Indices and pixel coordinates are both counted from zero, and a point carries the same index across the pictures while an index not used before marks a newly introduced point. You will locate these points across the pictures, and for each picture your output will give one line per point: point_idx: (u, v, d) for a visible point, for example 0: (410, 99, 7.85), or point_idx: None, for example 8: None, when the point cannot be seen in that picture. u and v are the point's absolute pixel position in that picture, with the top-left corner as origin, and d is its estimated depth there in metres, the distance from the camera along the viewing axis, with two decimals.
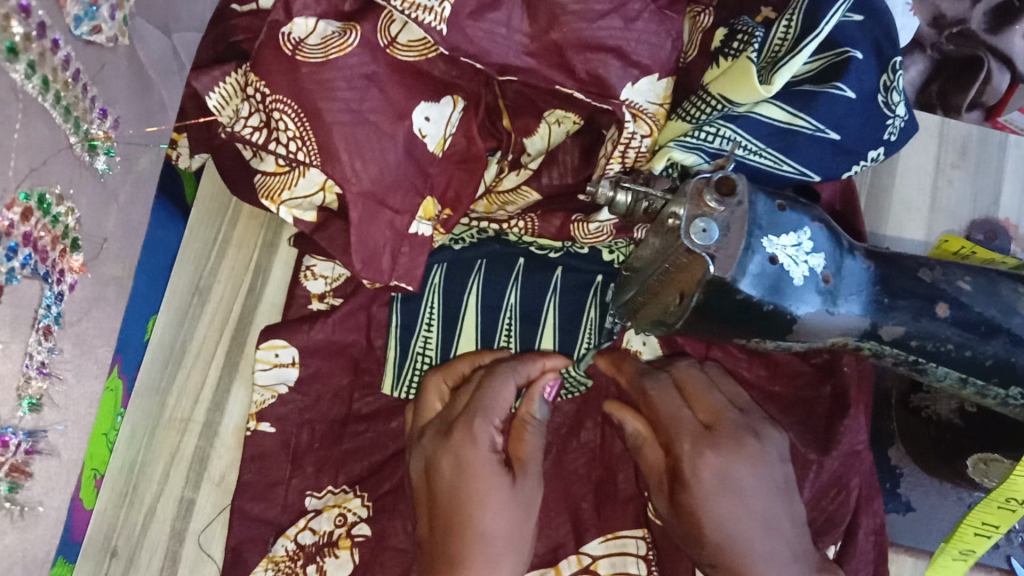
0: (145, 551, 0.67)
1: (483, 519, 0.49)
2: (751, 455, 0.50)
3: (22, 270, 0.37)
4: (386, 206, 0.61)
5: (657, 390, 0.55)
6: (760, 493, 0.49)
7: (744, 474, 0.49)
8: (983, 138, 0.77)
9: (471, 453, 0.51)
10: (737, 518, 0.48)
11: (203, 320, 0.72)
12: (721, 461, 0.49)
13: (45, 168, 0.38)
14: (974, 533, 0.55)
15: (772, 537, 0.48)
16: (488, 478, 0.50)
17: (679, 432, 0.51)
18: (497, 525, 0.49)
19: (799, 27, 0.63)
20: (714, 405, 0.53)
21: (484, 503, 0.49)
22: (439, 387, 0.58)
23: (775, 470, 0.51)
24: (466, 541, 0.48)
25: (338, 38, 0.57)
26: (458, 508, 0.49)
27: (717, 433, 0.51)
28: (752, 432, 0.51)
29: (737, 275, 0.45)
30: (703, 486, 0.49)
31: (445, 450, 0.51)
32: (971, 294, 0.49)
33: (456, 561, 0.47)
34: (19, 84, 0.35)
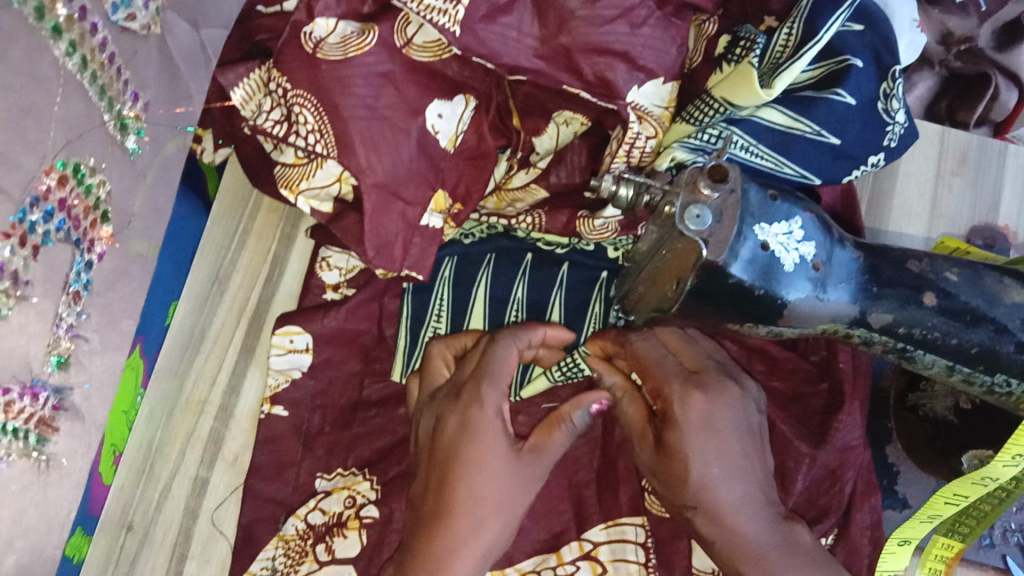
0: (160, 528, 0.69)
1: (476, 482, 0.53)
2: (731, 398, 0.55)
3: (56, 234, 0.40)
4: (398, 198, 0.64)
5: (646, 346, 0.58)
6: (738, 436, 0.54)
7: (725, 417, 0.54)
8: (983, 147, 0.79)
9: (478, 417, 0.54)
10: (718, 459, 0.53)
11: (221, 307, 0.75)
12: (707, 404, 0.54)
13: (80, 141, 0.41)
14: (945, 500, 0.60)
15: (744, 480, 0.53)
16: (488, 443, 0.54)
17: (667, 373, 0.56)
18: (489, 490, 0.54)
19: (800, 35, 0.65)
20: (695, 356, 0.58)
21: (478, 467, 0.54)
22: (443, 354, 0.62)
23: (750, 413, 0.56)
24: (455, 493, 0.53)
25: (357, 38, 0.60)
26: (452, 464, 0.54)
27: (700, 377, 0.56)
28: (731, 378, 0.56)
29: (728, 259, 0.47)
30: (691, 426, 0.53)
31: (453, 412, 0.55)
32: (958, 284, 0.52)
33: (440, 514, 0.53)
34: (60, 61, 0.38)
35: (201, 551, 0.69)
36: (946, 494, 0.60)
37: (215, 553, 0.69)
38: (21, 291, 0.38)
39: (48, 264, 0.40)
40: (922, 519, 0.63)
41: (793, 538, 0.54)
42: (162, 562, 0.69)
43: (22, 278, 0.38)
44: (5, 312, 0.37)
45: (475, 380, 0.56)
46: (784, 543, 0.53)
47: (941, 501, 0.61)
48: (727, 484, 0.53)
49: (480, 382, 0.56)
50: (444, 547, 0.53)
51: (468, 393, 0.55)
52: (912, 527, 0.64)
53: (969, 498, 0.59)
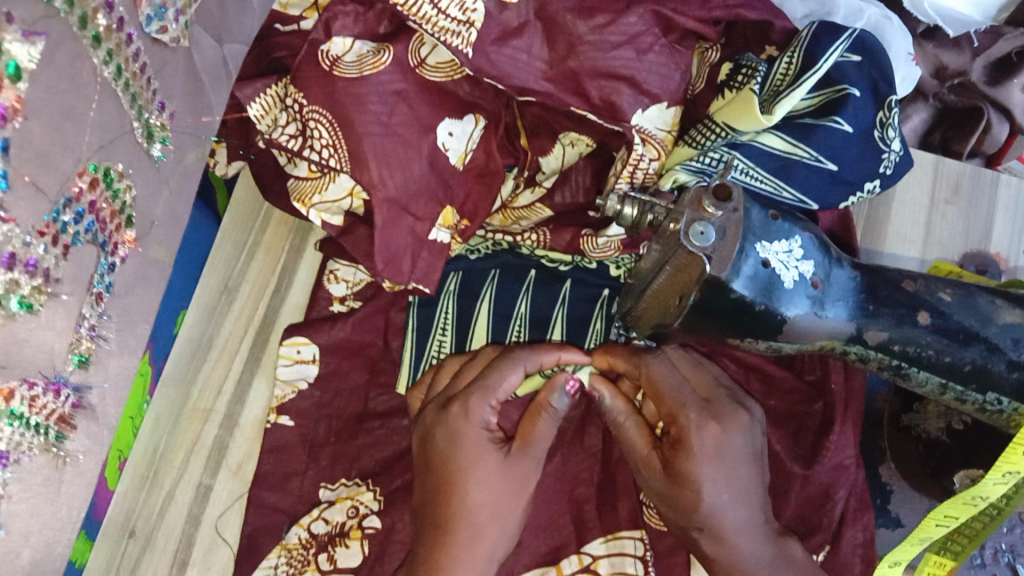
0: (162, 533, 0.69)
1: (473, 494, 0.55)
2: (743, 426, 0.56)
3: (85, 235, 0.41)
4: (408, 212, 0.65)
5: (658, 367, 0.58)
6: (746, 462, 0.56)
7: (737, 444, 0.55)
8: (976, 176, 0.81)
9: (462, 428, 0.56)
10: (727, 485, 0.54)
11: (229, 318, 0.76)
12: (721, 434, 0.55)
13: (111, 146, 0.42)
14: (936, 523, 0.57)
15: (746, 506, 0.55)
16: (480, 455, 0.56)
17: (682, 403, 0.56)
18: (483, 498, 0.55)
19: (799, 64, 0.68)
20: (707, 383, 0.59)
21: (474, 478, 0.55)
22: (451, 367, 0.64)
23: (757, 438, 0.57)
24: (452, 507, 0.55)
25: (372, 56, 0.62)
26: (450, 476, 0.56)
27: (714, 406, 0.56)
28: (741, 405, 0.57)
29: (731, 275, 0.48)
30: (705, 456, 0.54)
31: (440, 425, 0.57)
32: (952, 304, 0.53)
33: (441, 525, 0.55)
34: (98, 68, 0.40)
35: (202, 558, 0.69)
36: (937, 516, 0.57)
37: (217, 560, 0.69)
38: (51, 288, 0.39)
39: (77, 263, 0.41)
40: (913, 543, 0.59)
41: (789, 555, 0.56)
42: (163, 568, 0.69)
43: (52, 276, 0.39)
44: (36, 307, 0.38)
45: (465, 394, 0.58)
46: (781, 557, 0.55)
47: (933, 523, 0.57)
48: (734, 508, 0.54)
49: (467, 394, 0.57)
50: (448, 556, 0.54)
51: (458, 405, 0.57)
52: (904, 550, 0.60)
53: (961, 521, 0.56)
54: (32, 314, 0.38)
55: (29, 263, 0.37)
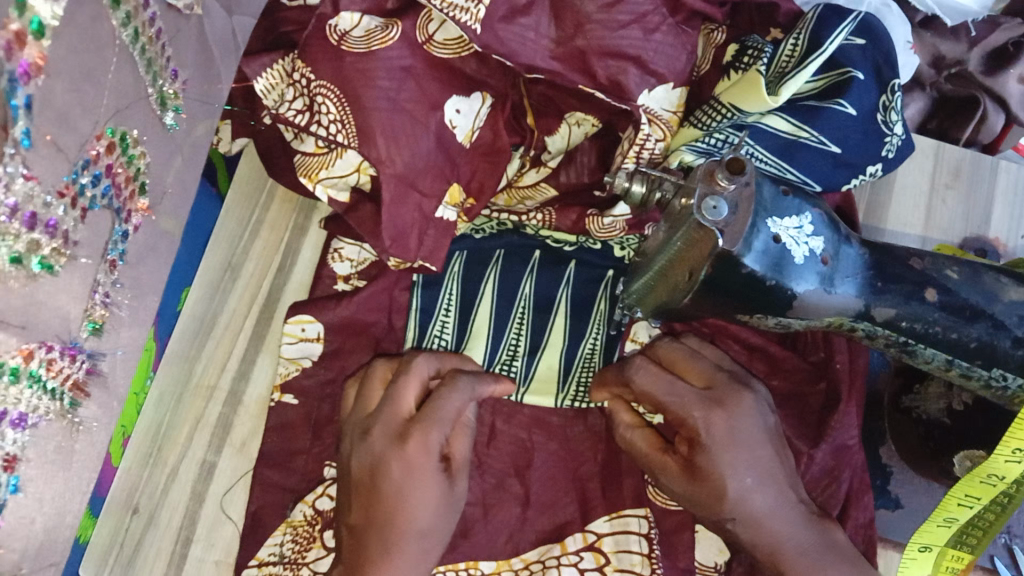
0: (166, 510, 0.69)
1: (415, 516, 0.55)
2: (749, 407, 0.57)
3: (101, 199, 0.41)
4: (415, 189, 0.65)
5: (643, 380, 0.59)
6: (762, 443, 0.56)
7: (748, 426, 0.56)
8: (976, 162, 0.82)
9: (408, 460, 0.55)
10: (749, 468, 0.55)
11: (233, 295, 0.76)
12: (727, 419, 0.56)
13: (127, 112, 0.42)
14: (958, 503, 0.58)
15: (770, 489, 0.55)
16: (430, 484, 0.55)
17: (683, 404, 0.57)
18: (427, 523, 0.55)
19: (805, 45, 0.68)
20: (704, 371, 0.60)
21: (415, 503, 0.55)
22: (381, 373, 0.62)
23: (766, 418, 0.58)
24: (401, 537, 0.54)
25: (381, 32, 0.62)
26: (399, 505, 0.54)
27: (715, 393, 0.57)
28: (742, 386, 0.58)
29: (743, 249, 0.49)
30: (717, 445, 0.55)
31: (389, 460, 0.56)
32: (958, 281, 0.54)
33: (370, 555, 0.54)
34: (116, 30, 0.39)
35: (206, 535, 0.68)
36: (958, 496, 0.57)
37: (221, 537, 0.68)
38: (70, 250, 0.39)
39: (93, 227, 0.41)
40: (939, 524, 0.59)
41: (822, 538, 0.55)
42: (167, 545, 0.68)
43: (71, 238, 0.39)
44: (56, 268, 0.38)
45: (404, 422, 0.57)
46: (821, 541, 0.55)
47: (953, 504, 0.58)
48: (760, 490, 0.55)
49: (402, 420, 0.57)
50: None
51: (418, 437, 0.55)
52: (931, 534, 0.60)
53: (983, 502, 0.56)
54: (51, 275, 0.38)
55: (49, 224, 0.37)
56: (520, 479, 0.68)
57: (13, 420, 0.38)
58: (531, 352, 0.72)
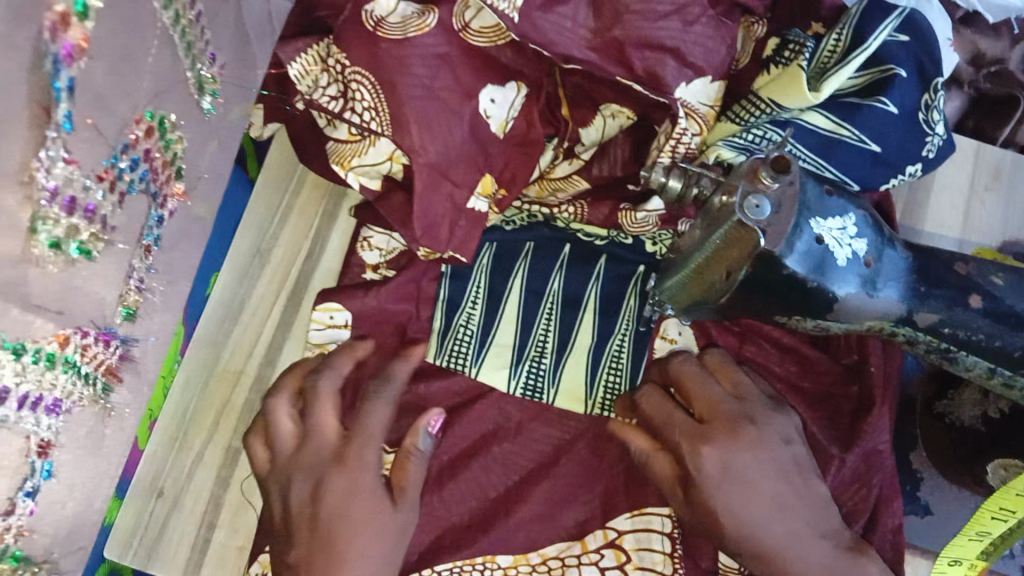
0: (191, 493, 0.69)
1: (359, 541, 0.55)
2: (752, 439, 0.57)
3: (139, 184, 0.41)
4: (447, 179, 0.65)
5: (649, 401, 0.62)
6: (768, 475, 0.56)
7: (745, 462, 0.56)
8: (1017, 164, 0.80)
9: (360, 477, 0.57)
10: (751, 504, 0.55)
11: (261, 281, 0.75)
12: (721, 453, 0.56)
13: (166, 95, 0.42)
14: (991, 516, 0.57)
15: (786, 517, 0.55)
16: (371, 497, 0.57)
17: (675, 436, 0.58)
18: (372, 552, 0.55)
19: (848, 41, 0.67)
20: (708, 399, 0.60)
21: (359, 528, 0.55)
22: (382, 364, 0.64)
23: (774, 449, 0.58)
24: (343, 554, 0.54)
25: (417, 18, 0.61)
26: (340, 529, 0.55)
27: (708, 427, 0.58)
28: (745, 417, 0.58)
29: (785, 250, 0.48)
30: (714, 481, 0.56)
31: (338, 476, 0.57)
32: (1003, 288, 0.52)
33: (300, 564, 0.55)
34: (157, 12, 0.39)
35: (231, 520, 0.69)
36: (991, 508, 0.57)
37: (244, 523, 0.69)
38: (107, 235, 0.39)
39: (130, 212, 0.40)
40: (970, 538, 0.59)
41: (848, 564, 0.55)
42: (191, 528, 0.68)
43: (109, 223, 0.38)
44: (94, 254, 0.38)
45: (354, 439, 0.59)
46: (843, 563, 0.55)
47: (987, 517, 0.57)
48: (768, 524, 0.55)
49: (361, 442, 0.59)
50: None
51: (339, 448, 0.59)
52: (963, 547, 0.59)
53: (1017, 514, 0.56)
54: (89, 261, 0.38)
55: (87, 209, 0.36)
56: (545, 474, 0.68)
57: (49, 406, 0.38)
58: (558, 351, 0.71)
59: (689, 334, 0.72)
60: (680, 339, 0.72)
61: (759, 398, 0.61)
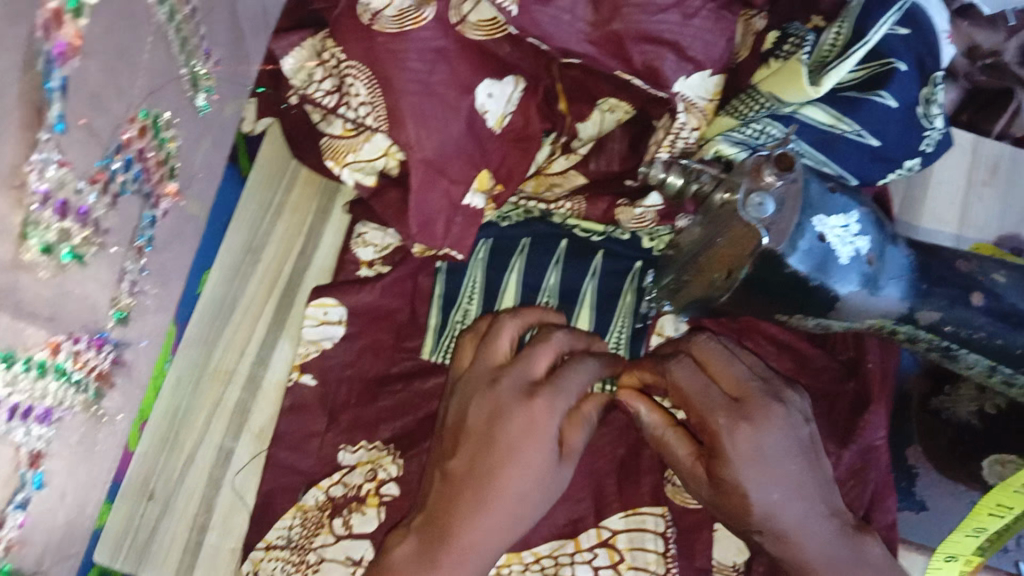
0: (182, 495, 0.68)
1: (517, 480, 0.51)
2: (777, 421, 0.54)
3: (131, 184, 0.40)
4: (443, 175, 0.64)
5: (685, 376, 0.56)
6: (793, 457, 0.54)
7: (775, 442, 0.53)
8: (1014, 159, 0.80)
9: (543, 421, 0.52)
10: (774, 484, 0.53)
11: (252, 279, 0.74)
12: (753, 433, 0.53)
13: (160, 92, 0.40)
14: (988, 513, 0.58)
15: (802, 500, 0.54)
16: (543, 445, 0.52)
17: (712, 413, 0.54)
18: (529, 489, 0.52)
19: (849, 35, 0.66)
20: (735, 377, 0.56)
21: (521, 466, 0.51)
22: (512, 332, 0.57)
23: (801, 430, 0.56)
24: (493, 496, 0.51)
25: (414, 12, 0.59)
26: (501, 467, 0.51)
27: (744, 403, 0.54)
28: (776, 398, 0.55)
29: (788, 249, 0.47)
30: (743, 460, 0.53)
31: (500, 401, 0.53)
32: (1006, 286, 0.52)
33: (444, 533, 0.51)
34: (152, 9, 0.38)
35: (223, 521, 0.68)
36: (989, 505, 0.58)
37: (237, 523, 0.68)
38: (100, 238, 0.38)
39: (123, 214, 0.39)
40: (967, 534, 0.60)
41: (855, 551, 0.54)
42: (183, 531, 0.67)
43: (101, 225, 0.37)
44: (85, 258, 0.37)
45: (550, 387, 0.53)
46: (854, 556, 0.54)
47: (984, 513, 0.58)
48: (789, 505, 0.53)
49: (554, 390, 0.53)
50: (462, 530, 0.50)
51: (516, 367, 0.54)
52: (958, 543, 0.61)
53: (1015, 511, 0.56)
54: (81, 266, 0.37)
55: (80, 212, 0.35)
56: None
57: (40, 414, 0.37)
58: None
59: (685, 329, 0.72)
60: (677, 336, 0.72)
61: (778, 379, 0.58)
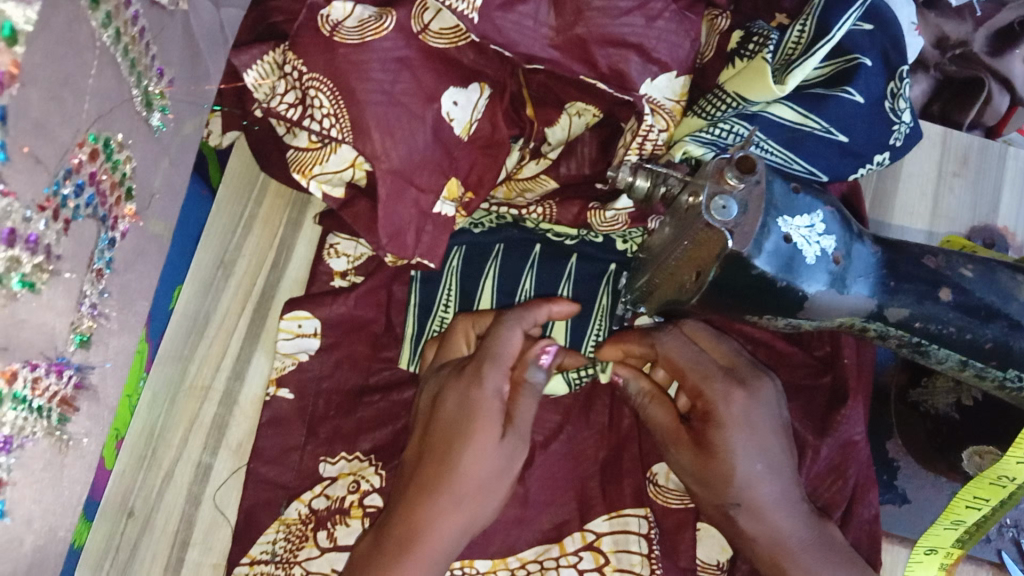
0: (162, 513, 0.67)
1: (466, 459, 0.52)
2: (767, 394, 0.56)
3: (85, 209, 0.39)
4: (412, 184, 0.63)
5: (669, 341, 0.59)
6: (776, 432, 0.56)
7: (762, 413, 0.55)
8: (984, 149, 0.80)
9: (478, 396, 0.53)
10: (760, 455, 0.54)
11: (226, 293, 0.74)
12: (747, 401, 0.55)
13: (110, 115, 0.40)
14: (966, 505, 0.59)
15: (778, 475, 0.55)
16: (487, 421, 0.53)
17: (706, 378, 0.56)
18: (478, 469, 0.52)
19: (812, 32, 0.66)
20: (730, 351, 0.58)
21: (467, 439, 0.52)
22: (466, 329, 0.62)
23: (783, 407, 0.57)
24: (443, 474, 0.52)
25: (375, 22, 0.59)
26: (451, 442, 0.53)
27: (737, 372, 0.57)
28: (765, 372, 0.58)
29: (753, 251, 0.47)
30: (733, 424, 0.54)
31: (454, 390, 0.54)
32: (974, 281, 0.52)
33: (424, 485, 0.52)
34: (96, 32, 0.37)
35: (203, 538, 0.67)
36: (966, 498, 0.59)
37: (218, 539, 0.67)
38: (52, 265, 0.37)
39: (77, 238, 0.39)
40: (945, 527, 0.61)
41: (820, 534, 0.55)
42: (164, 549, 0.67)
43: (54, 252, 0.37)
44: (38, 286, 0.36)
45: (480, 358, 0.55)
46: (819, 539, 0.55)
47: (962, 506, 0.59)
48: (768, 480, 0.54)
49: (484, 361, 0.55)
50: (425, 516, 0.51)
51: (473, 368, 0.54)
52: (937, 537, 0.62)
53: (992, 503, 0.57)
54: (34, 293, 0.36)
55: (30, 240, 0.35)
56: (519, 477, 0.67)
57: None
58: None
59: None
60: None
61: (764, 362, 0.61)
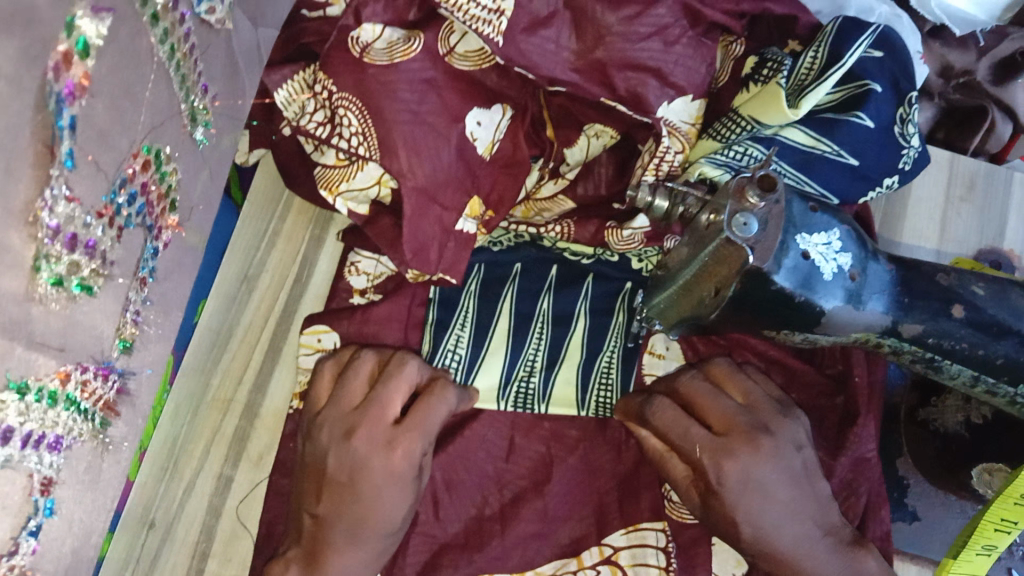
0: (183, 524, 0.68)
1: (387, 517, 0.56)
2: (767, 453, 0.56)
3: (136, 218, 0.41)
4: (436, 202, 0.65)
5: (663, 417, 0.59)
6: (783, 484, 0.56)
7: (764, 474, 0.55)
8: (990, 175, 0.82)
9: (403, 465, 0.56)
10: (767, 509, 0.55)
11: (249, 307, 0.75)
12: (743, 466, 0.55)
13: (161, 129, 0.42)
14: (994, 529, 0.59)
15: (796, 521, 0.56)
16: (403, 487, 0.56)
17: (694, 450, 0.57)
18: (396, 519, 0.56)
19: (824, 59, 0.68)
20: (723, 413, 0.58)
21: (387, 503, 0.55)
22: (366, 365, 0.61)
23: (790, 458, 0.57)
24: (368, 533, 0.55)
25: (403, 44, 0.62)
26: (373, 507, 0.55)
27: (728, 440, 0.56)
28: (763, 429, 0.57)
29: (773, 267, 0.49)
30: (730, 490, 0.55)
31: (376, 461, 0.55)
32: (985, 298, 0.54)
33: (356, 539, 0.55)
34: (153, 47, 0.39)
35: (223, 549, 0.69)
36: (994, 521, 0.59)
37: (239, 550, 0.69)
38: (107, 270, 0.39)
39: (128, 245, 0.41)
40: (977, 553, 0.61)
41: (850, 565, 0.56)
42: (183, 560, 0.68)
43: (108, 258, 0.39)
44: (94, 288, 0.38)
45: (416, 430, 0.56)
46: (847, 567, 0.56)
47: (991, 529, 0.59)
48: (781, 526, 0.55)
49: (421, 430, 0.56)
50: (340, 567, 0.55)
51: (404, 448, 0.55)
52: (970, 565, 0.61)
53: None
54: (90, 295, 0.38)
55: (88, 244, 0.36)
56: (539, 492, 0.68)
57: (51, 443, 0.38)
58: (552, 365, 0.72)
59: (676, 349, 0.73)
60: (667, 355, 0.73)
61: (770, 407, 0.59)
